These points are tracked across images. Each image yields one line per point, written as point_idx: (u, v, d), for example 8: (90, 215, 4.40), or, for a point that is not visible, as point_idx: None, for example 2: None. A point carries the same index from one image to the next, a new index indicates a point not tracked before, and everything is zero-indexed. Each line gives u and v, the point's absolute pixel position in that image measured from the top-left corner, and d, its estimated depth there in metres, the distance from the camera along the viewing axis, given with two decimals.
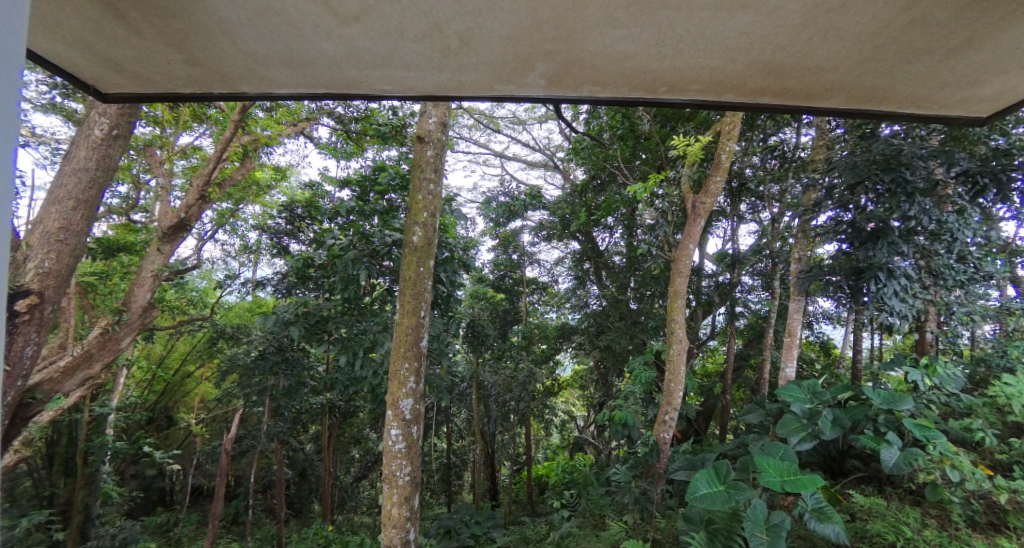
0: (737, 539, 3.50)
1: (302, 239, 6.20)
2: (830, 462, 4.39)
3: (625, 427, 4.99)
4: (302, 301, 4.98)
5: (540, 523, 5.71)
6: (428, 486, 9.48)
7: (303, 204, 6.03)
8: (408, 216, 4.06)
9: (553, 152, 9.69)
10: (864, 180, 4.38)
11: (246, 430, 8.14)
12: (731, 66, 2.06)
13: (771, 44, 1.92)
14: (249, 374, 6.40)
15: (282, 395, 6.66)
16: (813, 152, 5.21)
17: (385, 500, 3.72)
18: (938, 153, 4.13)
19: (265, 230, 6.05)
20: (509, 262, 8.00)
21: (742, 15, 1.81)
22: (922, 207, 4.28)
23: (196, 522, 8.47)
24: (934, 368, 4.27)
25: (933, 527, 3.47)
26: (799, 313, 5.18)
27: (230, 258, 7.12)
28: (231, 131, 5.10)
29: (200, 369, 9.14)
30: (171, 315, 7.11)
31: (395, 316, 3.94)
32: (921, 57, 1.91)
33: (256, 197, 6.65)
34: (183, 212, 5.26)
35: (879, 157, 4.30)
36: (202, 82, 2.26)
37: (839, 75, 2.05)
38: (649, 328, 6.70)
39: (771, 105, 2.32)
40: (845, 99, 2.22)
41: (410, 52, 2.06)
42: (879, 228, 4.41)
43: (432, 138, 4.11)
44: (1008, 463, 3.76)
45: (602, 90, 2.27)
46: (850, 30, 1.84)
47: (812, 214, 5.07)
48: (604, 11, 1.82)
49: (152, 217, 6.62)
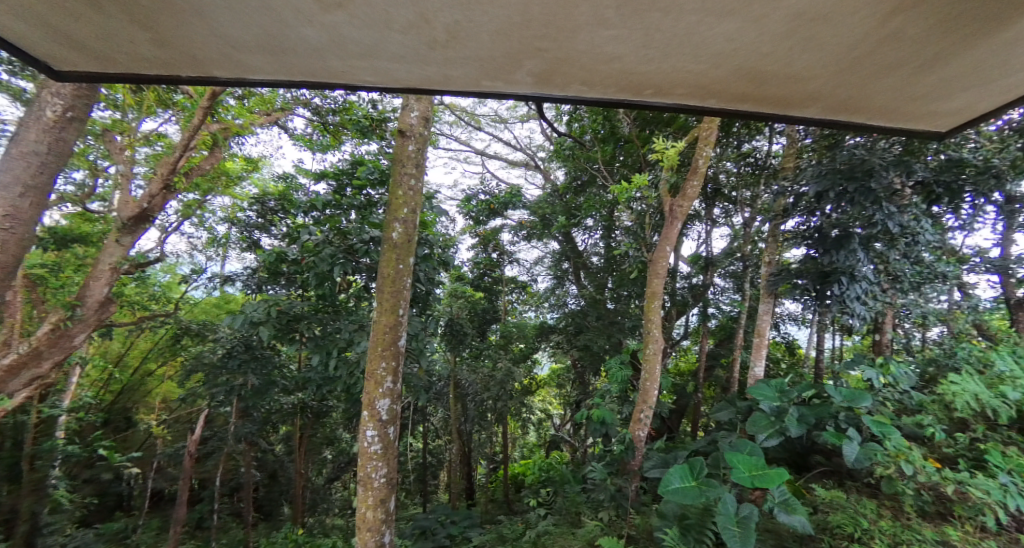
0: (708, 534, 3.56)
1: (273, 233, 5.91)
2: (795, 458, 4.52)
3: (603, 425, 5.06)
4: (273, 299, 4.55)
5: (516, 522, 5.53)
6: (403, 486, 9.27)
7: (276, 197, 5.74)
8: (388, 212, 3.82)
9: (535, 152, 9.69)
10: (830, 189, 4.56)
11: (210, 432, 7.76)
12: (715, 71, 2.14)
13: (754, 52, 2.00)
14: (215, 373, 6.15)
15: (251, 395, 6.38)
16: (784, 159, 5.29)
17: (359, 502, 3.59)
18: (897, 164, 4.31)
19: (235, 223, 5.80)
20: (489, 261, 7.87)
21: (729, 22, 1.88)
22: (886, 212, 4.40)
23: (155, 530, 8.05)
24: (889, 367, 4.48)
25: (888, 518, 3.52)
26: (768, 314, 5.24)
27: (196, 251, 6.94)
28: (198, 118, 4.83)
29: (162, 367, 8.74)
30: (130, 311, 6.70)
31: (373, 314, 3.74)
32: (893, 71, 2.07)
33: (225, 188, 6.36)
34: (146, 201, 4.97)
35: (844, 166, 4.46)
36: (170, 66, 2.16)
37: (816, 84, 2.18)
38: (626, 327, 6.82)
39: (750, 112, 2.43)
40: (819, 109, 2.37)
41: (396, 44, 2.04)
42: (842, 234, 4.63)
43: (413, 132, 3.84)
44: (955, 456, 3.92)
45: (589, 90, 2.31)
46: (828, 41, 1.95)
47: (782, 218, 5.20)
48: (595, 11, 1.85)
49: (110, 207, 6.15)
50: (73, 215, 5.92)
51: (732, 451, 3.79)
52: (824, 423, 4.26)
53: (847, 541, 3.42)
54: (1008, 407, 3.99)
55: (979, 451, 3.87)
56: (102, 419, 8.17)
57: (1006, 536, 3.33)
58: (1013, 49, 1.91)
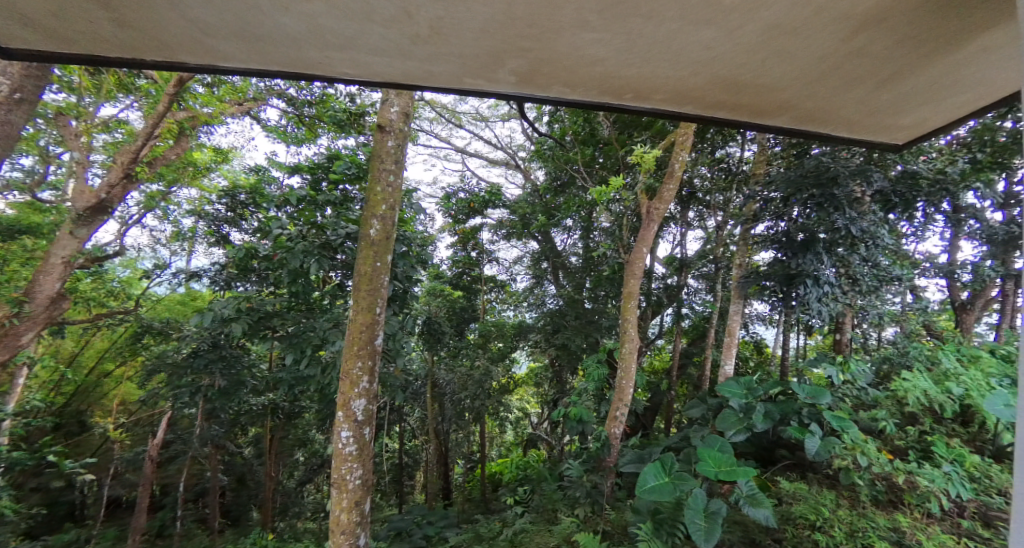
0: (681, 528, 3.66)
1: (244, 228, 5.65)
2: (762, 452, 4.66)
3: (580, 423, 5.15)
4: (244, 295, 4.47)
5: (494, 521, 5.39)
6: (379, 488, 9.07)
7: (247, 190, 5.48)
8: (365, 208, 3.74)
9: (515, 151, 9.71)
10: (798, 193, 4.83)
11: (174, 435, 7.36)
12: (691, 78, 2.26)
13: (728, 61, 2.12)
14: (180, 374, 5.90)
15: (218, 396, 6.13)
16: (756, 165, 5.49)
17: (334, 505, 3.51)
18: (858, 173, 4.55)
19: (201, 216, 5.46)
20: (469, 260, 7.77)
21: (706, 30, 1.98)
22: (849, 219, 4.59)
23: (112, 539, 7.32)
24: (848, 365, 4.77)
25: (845, 507, 3.74)
26: (738, 315, 5.41)
27: (159, 246, 6.80)
28: (163, 105, 4.62)
29: (121, 367, 8.32)
30: (85, 308, 6.30)
31: (349, 312, 3.66)
32: (859, 85, 2.21)
33: (192, 179, 6.19)
34: (104, 192, 4.82)
35: (811, 174, 4.73)
36: (132, 50, 2.07)
37: (786, 95, 2.33)
38: (603, 327, 7.03)
39: (725, 118, 2.58)
40: (789, 118, 2.53)
41: (378, 36, 2.06)
42: (808, 238, 4.80)
43: (393, 127, 3.76)
44: (905, 448, 4.17)
45: (571, 91, 2.42)
46: (797, 55, 2.07)
47: (752, 223, 5.43)
48: (579, 13, 1.93)
49: (63, 196, 5.78)
50: (22, 204, 5.40)
51: (704, 448, 3.90)
52: (788, 419, 4.43)
53: (808, 529, 3.59)
54: (952, 402, 4.26)
55: (926, 443, 4.15)
56: (51, 424, 7.59)
57: (948, 521, 3.58)
58: (962, 70, 2.06)
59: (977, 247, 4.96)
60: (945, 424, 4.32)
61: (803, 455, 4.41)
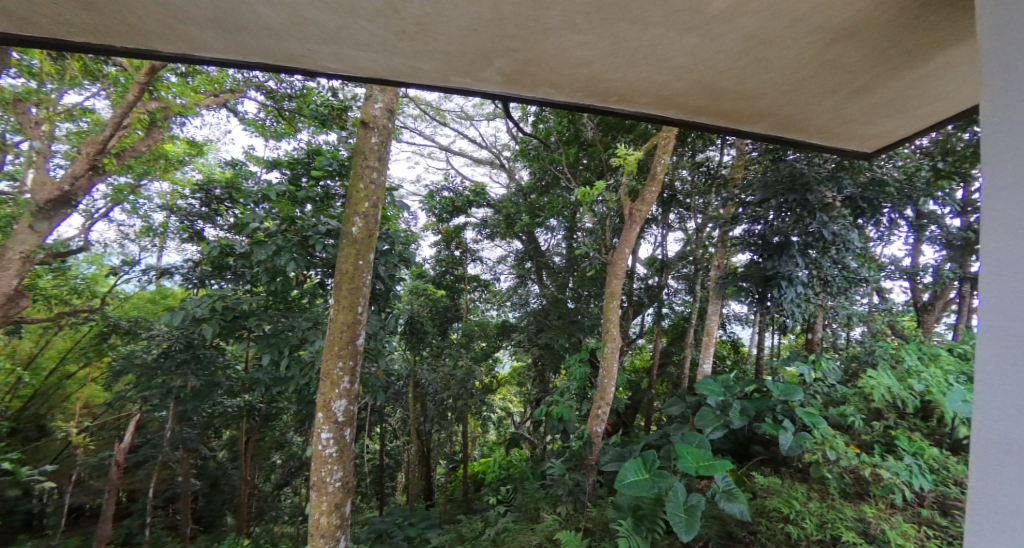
0: (660, 523, 3.73)
1: (219, 224, 5.45)
2: (738, 448, 4.79)
3: (561, 423, 5.16)
4: (217, 293, 4.29)
5: (476, 520, 5.39)
6: (359, 490, 8.91)
7: (223, 184, 5.27)
8: (347, 205, 3.67)
9: (500, 151, 9.72)
10: (773, 198, 4.97)
11: (142, 438, 7.14)
12: (675, 83, 2.32)
13: (710, 67, 2.18)
14: (149, 375, 5.69)
15: (190, 398, 5.98)
16: (733, 170, 5.68)
17: (313, 508, 3.44)
18: (830, 179, 4.78)
19: (173, 212, 5.30)
20: (452, 259, 7.85)
21: (689, 38, 2.02)
22: (822, 223, 4.81)
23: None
24: (820, 363, 4.98)
25: (816, 500, 3.86)
26: (716, 315, 5.57)
27: (127, 241, 6.57)
28: (133, 94, 4.70)
29: (85, 369, 7.92)
30: (45, 305, 6.00)
31: (329, 311, 3.60)
32: (832, 94, 2.30)
33: (164, 172, 6.13)
34: (69, 184, 4.86)
35: (785, 179, 4.87)
36: (102, 34, 2.01)
37: (764, 102, 2.41)
38: (585, 326, 6.91)
39: (706, 123, 2.67)
40: (766, 125, 2.63)
41: (363, 31, 2.05)
42: (783, 241, 4.99)
43: (377, 124, 3.71)
44: (871, 442, 4.33)
45: (556, 92, 2.47)
46: (775, 64, 2.14)
47: (729, 225, 5.63)
48: (565, 16, 1.95)
49: (21, 187, 5.49)
50: None
51: (683, 444, 3.99)
52: (763, 416, 4.55)
53: (781, 521, 3.71)
54: (912, 398, 4.51)
55: (890, 438, 4.34)
56: (6, 428, 7.11)
57: (910, 510, 3.77)
58: (929, 82, 2.16)
59: (938, 251, 5.18)
60: (907, 419, 4.53)
61: (777, 451, 4.54)
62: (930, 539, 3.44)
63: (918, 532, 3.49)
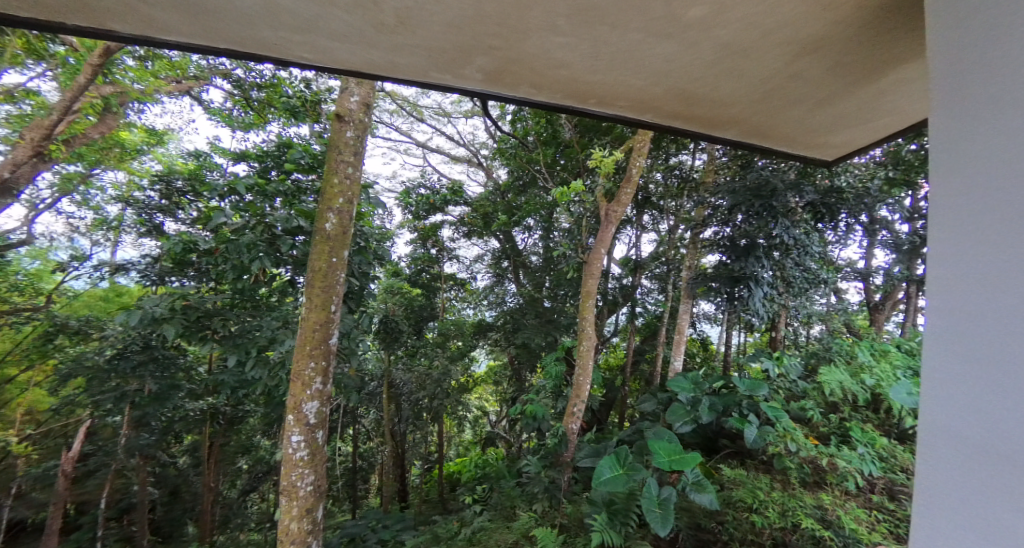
0: (633, 517, 3.82)
1: (181, 218, 5.11)
2: (707, 442, 4.96)
3: (535, 420, 5.29)
4: (179, 292, 4.13)
5: (451, 520, 5.33)
6: (331, 494, 8.67)
7: (185, 177, 5.04)
8: (321, 200, 3.56)
9: (478, 150, 9.84)
10: (741, 204, 5.18)
11: (94, 446, 6.28)
12: (651, 89, 2.37)
13: (686, 74, 2.24)
14: (101, 380, 5.44)
15: (149, 401, 5.74)
16: (705, 174, 5.90)
17: (283, 514, 3.33)
18: (791, 186, 4.96)
19: (130, 204, 4.99)
20: (429, 257, 7.52)
21: (667, 44, 2.06)
22: (784, 227, 5.02)
23: None
24: (782, 359, 5.15)
25: (778, 489, 4.06)
26: (687, 314, 5.72)
27: (77, 235, 6.21)
28: (85, 76, 4.42)
29: (28, 372, 6.85)
30: None
31: (301, 310, 3.48)
32: (797, 105, 2.40)
33: (118, 162, 6.05)
34: (8, 170, 4.50)
35: (752, 185, 5.09)
36: (53, 11, 1.87)
37: (735, 110, 2.50)
38: (562, 325, 7.12)
39: (680, 128, 2.75)
40: (736, 131, 2.73)
41: (340, 21, 1.99)
42: (749, 244, 5.19)
43: (353, 118, 3.60)
44: (828, 434, 4.61)
45: (537, 92, 2.47)
46: (747, 74, 2.21)
47: (701, 227, 5.81)
48: (547, 17, 1.95)
49: None
50: None
51: (655, 439, 4.10)
52: (730, 410, 4.74)
53: (747, 511, 3.87)
54: (864, 391, 4.82)
55: (845, 429, 4.61)
56: None
57: (863, 496, 4.01)
58: (884, 97, 2.28)
59: (887, 255, 5.56)
60: (860, 411, 4.81)
61: (743, 444, 4.72)
62: (880, 523, 3.69)
63: (868, 517, 3.73)
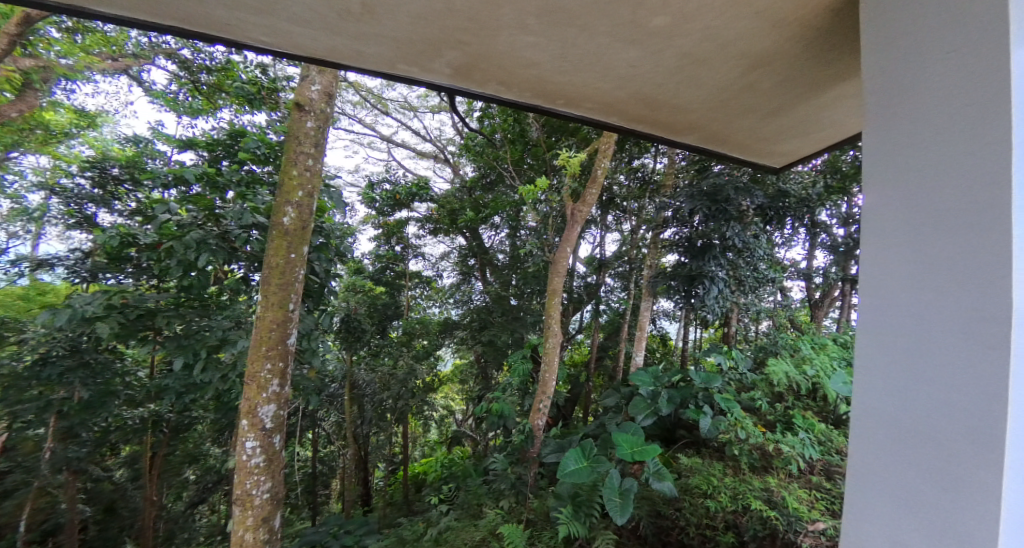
0: (596, 507, 3.92)
1: (117, 209, 4.74)
2: (665, 433, 5.19)
3: (501, 419, 5.38)
4: (114, 289, 3.81)
5: (417, 522, 5.21)
6: (289, 501, 8.28)
7: (122, 163, 4.68)
8: (278, 193, 3.35)
9: (444, 145, 9.68)
10: (698, 209, 5.40)
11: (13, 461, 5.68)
12: (617, 92, 2.39)
13: (650, 80, 2.27)
14: (21, 389, 4.99)
15: (78, 411, 5.27)
16: (665, 177, 6.15)
17: (237, 525, 3.15)
18: (743, 188, 5.23)
19: (55, 192, 4.56)
20: (393, 254, 7.37)
21: (633, 50, 2.07)
22: (736, 231, 5.34)
23: None
24: (732, 352, 5.44)
25: (730, 475, 4.30)
26: (647, 311, 5.88)
27: None
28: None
29: None
30: None
31: (256, 310, 3.27)
32: (749, 114, 2.50)
33: (41, 145, 5.67)
34: None
35: (708, 189, 5.34)
36: None
37: (693, 116, 2.57)
38: (528, 323, 7.29)
39: (643, 131, 2.80)
40: (694, 136, 2.81)
41: (300, 4, 1.86)
42: (705, 244, 5.44)
43: (314, 107, 3.43)
44: (774, 421, 4.92)
45: (506, 90, 2.43)
46: (706, 83, 2.27)
47: (660, 228, 5.95)
48: (517, 15, 1.91)
49: None
50: None
51: (619, 432, 4.23)
52: (687, 402, 4.94)
53: (702, 497, 4.10)
54: (806, 381, 5.19)
55: (789, 416, 4.94)
56: None
57: (803, 478, 4.28)
58: (826, 110, 2.42)
59: (826, 256, 6.04)
60: (802, 399, 5.18)
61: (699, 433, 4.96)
62: (818, 501, 3.95)
63: (808, 496, 4.00)
